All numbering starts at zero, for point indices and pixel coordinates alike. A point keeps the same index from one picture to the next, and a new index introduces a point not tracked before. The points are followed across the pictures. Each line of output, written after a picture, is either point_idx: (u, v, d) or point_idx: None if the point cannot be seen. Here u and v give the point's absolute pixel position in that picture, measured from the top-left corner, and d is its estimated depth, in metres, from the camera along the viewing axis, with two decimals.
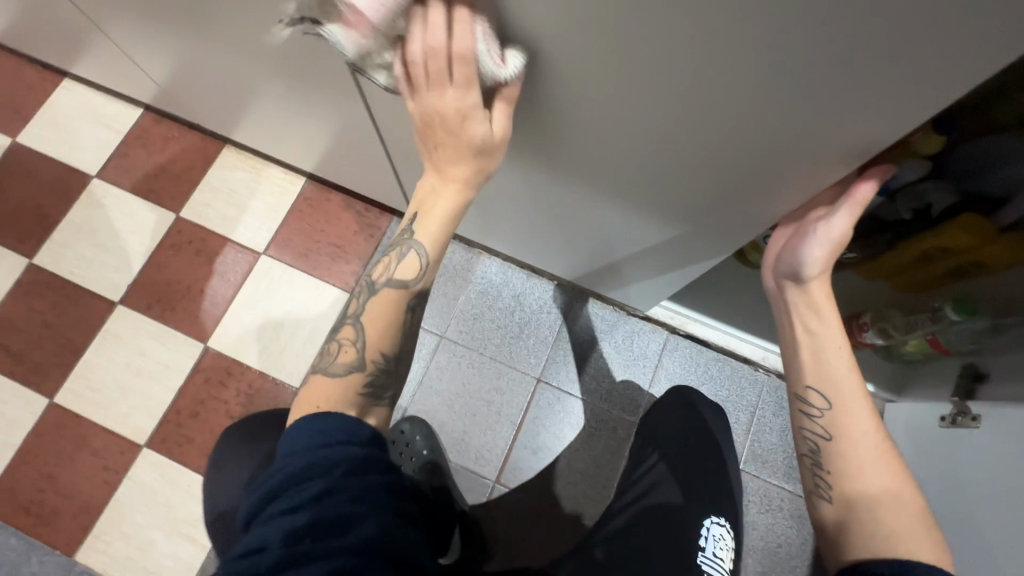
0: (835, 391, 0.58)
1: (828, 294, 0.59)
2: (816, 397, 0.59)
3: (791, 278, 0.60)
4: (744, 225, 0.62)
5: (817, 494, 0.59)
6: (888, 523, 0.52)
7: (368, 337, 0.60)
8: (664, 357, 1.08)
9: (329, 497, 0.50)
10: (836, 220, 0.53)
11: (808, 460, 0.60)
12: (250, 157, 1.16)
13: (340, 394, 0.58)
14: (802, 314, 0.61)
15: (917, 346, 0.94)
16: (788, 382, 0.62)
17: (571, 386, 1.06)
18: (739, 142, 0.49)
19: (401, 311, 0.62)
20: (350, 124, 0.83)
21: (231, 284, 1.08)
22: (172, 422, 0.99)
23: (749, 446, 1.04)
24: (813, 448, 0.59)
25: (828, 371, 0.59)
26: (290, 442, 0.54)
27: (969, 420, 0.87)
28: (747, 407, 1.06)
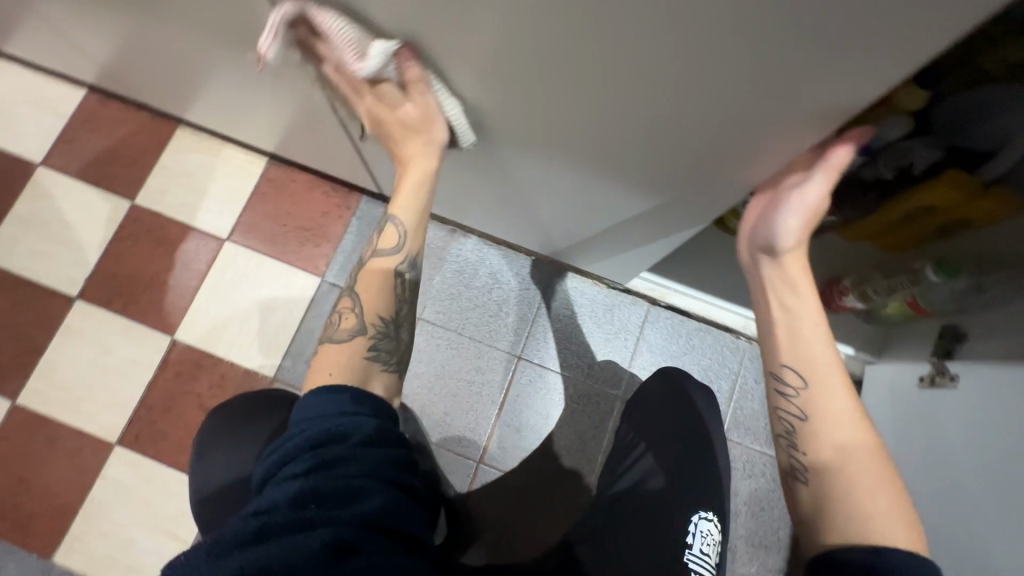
0: (812, 367, 0.53)
1: (804, 266, 0.56)
2: (790, 374, 0.54)
3: (767, 250, 0.56)
4: (721, 192, 0.57)
5: (790, 480, 0.53)
6: (864, 506, 0.48)
7: (364, 301, 0.63)
8: (646, 329, 1.04)
9: (343, 462, 0.50)
10: (812, 187, 0.49)
11: (783, 441, 0.54)
12: (206, 136, 1.09)
13: (348, 357, 0.60)
14: (777, 289, 0.57)
15: (897, 308, 0.87)
16: (763, 360, 0.56)
17: (552, 362, 1.02)
18: (707, 90, 0.42)
19: (390, 280, 0.65)
20: (298, 95, 0.76)
21: (195, 273, 1.03)
22: (144, 418, 0.96)
23: (731, 413, 1.01)
24: (788, 429, 0.53)
25: (803, 345, 0.54)
26: (308, 409, 0.55)
27: (947, 379, 0.80)
28: (730, 376, 1.02)
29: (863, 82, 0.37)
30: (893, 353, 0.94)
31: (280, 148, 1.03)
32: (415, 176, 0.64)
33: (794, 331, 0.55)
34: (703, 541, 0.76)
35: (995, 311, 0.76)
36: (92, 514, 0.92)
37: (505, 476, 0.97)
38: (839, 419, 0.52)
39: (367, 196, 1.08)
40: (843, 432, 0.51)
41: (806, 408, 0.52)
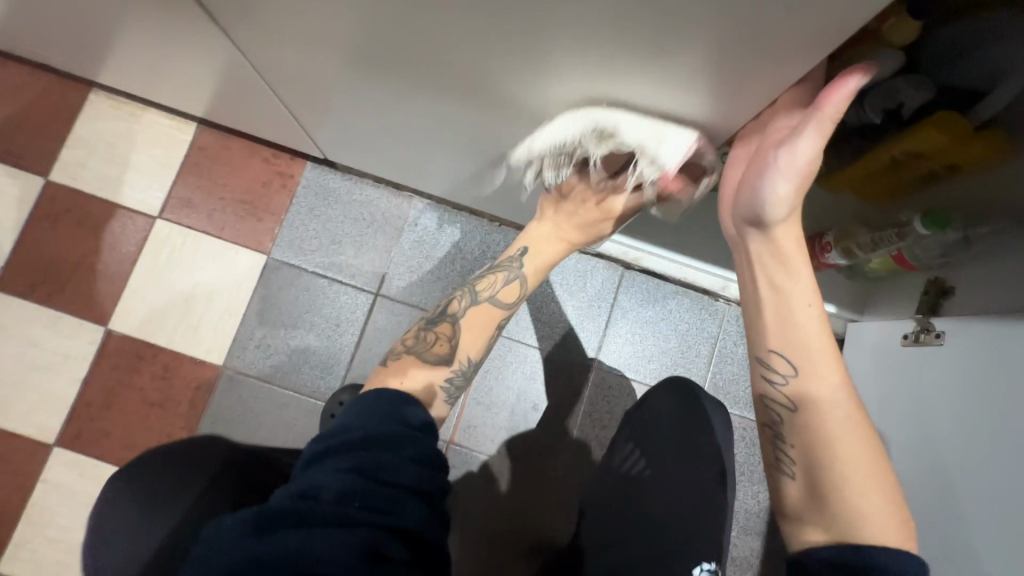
0: (802, 356, 0.49)
1: (796, 237, 0.48)
2: (780, 362, 0.50)
3: (754, 222, 0.49)
4: (690, 146, 0.50)
5: (774, 469, 0.52)
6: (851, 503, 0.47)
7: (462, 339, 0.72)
8: (620, 294, 0.98)
9: (392, 464, 0.53)
10: (800, 145, 0.41)
11: (768, 431, 0.52)
12: (123, 100, 0.96)
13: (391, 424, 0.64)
14: (767, 266, 0.50)
15: (882, 263, 0.82)
16: (749, 345, 0.52)
17: (523, 334, 0.96)
18: (665, 20, 0.34)
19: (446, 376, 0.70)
20: (206, 48, 0.65)
21: (125, 256, 0.93)
22: (83, 416, 0.89)
23: (710, 378, 0.98)
24: (775, 419, 0.51)
25: (797, 328, 0.50)
26: (369, 404, 0.58)
27: (933, 336, 0.76)
28: (709, 340, 0.98)
29: (855, 4, 0.29)
30: (876, 310, 0.90)
31: (208, 111, 0.92)
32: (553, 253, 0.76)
33: (783, 311, 0.50)
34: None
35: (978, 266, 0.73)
36: (36, 520, 0.86)
37: (478, 455, 0.93)
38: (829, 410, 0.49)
39: (313, 162, 0.98)
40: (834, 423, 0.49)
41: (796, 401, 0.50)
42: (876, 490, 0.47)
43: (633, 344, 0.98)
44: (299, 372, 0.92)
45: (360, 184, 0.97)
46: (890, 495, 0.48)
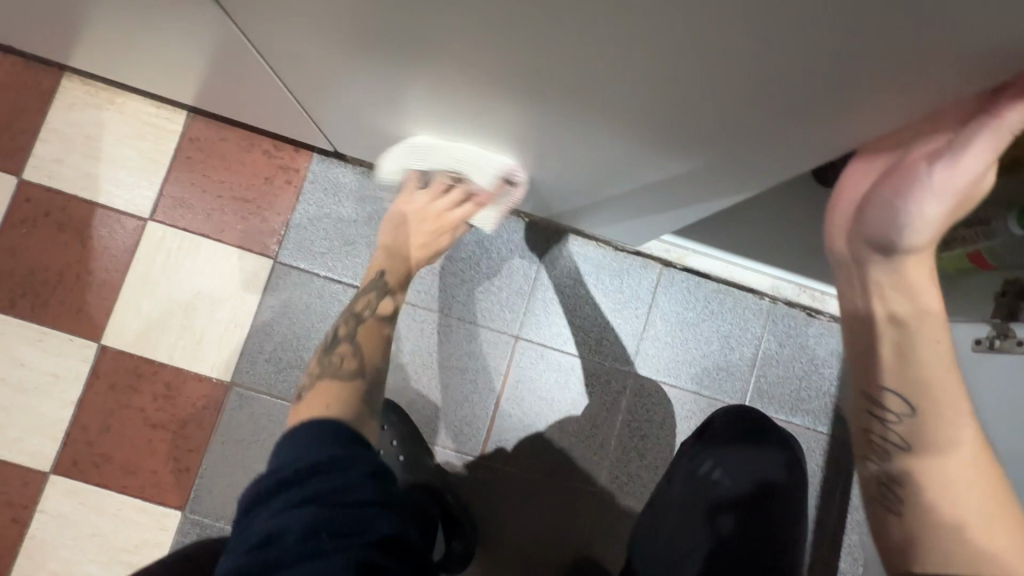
0: (925, 394, 0.42)
1: (928, 269, 0.40)
2: (893, 400, 0.43)
3: (879, 249, 0.40)
4: (799, 147, 0.41)
5: (879, 510, 0.45)
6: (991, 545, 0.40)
7: (367, 349, 0.67)
8: (659, 295, 0.91)
9: (336, 488, 0.49)
10: (965, 159, 0.33)
11: (870, 468, 0.45)
12: (100, 85, 0.85)
13: (336, 394, 0.61)
14: (888, 298, 0.41)
15: (953, 261, 0.74)
16: (856, 379, 0.45)
17: (555, 340, 0.89)
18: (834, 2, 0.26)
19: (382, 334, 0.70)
20: (199, 29, 0.55)
21: (115, 263, 0.84)
22: (79, 441, 0.81)
23: (754, 382, 0.91)
24: (883, 457, 0.44)
25: (917, 365, 0.42)
26: (293, 440, 0.53)
27: (1012, 344, 0.69)
28: (753, 341, 0.92)
29: None
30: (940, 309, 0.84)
31: (199, 99, 0.81)
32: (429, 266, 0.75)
33: (905, 348, 0.42)
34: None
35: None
36: (36, 554, 0.79)
37: (510, 470, 0.87)
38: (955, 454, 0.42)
39: (320, 154, 0.88)
40: (958, 466, 0.42)
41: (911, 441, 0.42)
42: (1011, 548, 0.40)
43: (673, 347, 0.91)
44: None
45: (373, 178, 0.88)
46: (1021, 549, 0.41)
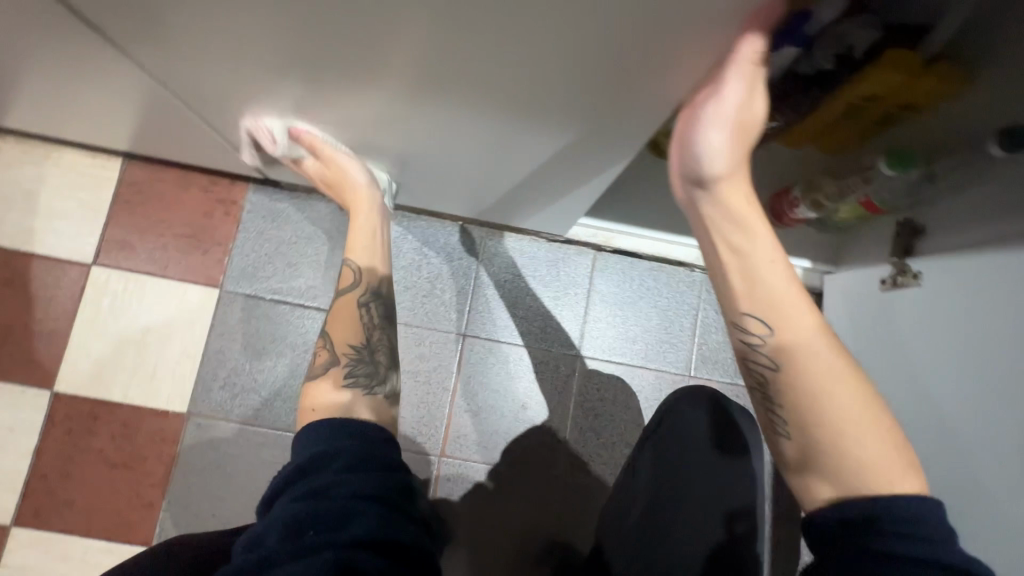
0: (778, 314, 0.47)
1: (744, 192, 0.49)
2: (752, 323, 0.48)
3: (699, 179, 0.50)
4: (643, 112, 0.46)
5: (771, 431, 0.50)
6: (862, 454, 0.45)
7: (334, 333, 0.65)
8: (595, 279, 0.95)
9: (327, 486, 0.47)
10: (727, 94, 0.42)
11: (757, 394, 0.50)
12: (34, 142, 0.88)
13: (328, 389, 0.61)
14: (723, 225, 0.50)
15: (850, 212, 0.81)
16: (722, 308, 0.51)
17: (501, 334, 0.93)
18: None
19: (357, 309, 0.67)
20: (109, 73, 0.59)
21: (62, 310, 0.86)
22: (40, 490, 0.82)
23: (697, 351, 0.96)
24: (761, 381, 0.49)
25: (765, 289, 0.48)
26: (302, 443, 0.53)
27: (910, 278, 0.75)
28: (690, 313, 0.96)
29: None
30: (852, 259, 0.90)
31: (131, 144, 0.85)
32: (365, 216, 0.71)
33: (746, 274, 0.48)
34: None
35: (949, 200, 0.72)
36: None
37: (472, 466, 0.89)
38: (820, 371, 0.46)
39: (255, 184, 0.91)
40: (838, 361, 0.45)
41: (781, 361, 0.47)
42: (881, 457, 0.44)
43: (615, 327, 0.95)
44: (272, 407, 0.87)
45: (309, 200, 0.92)
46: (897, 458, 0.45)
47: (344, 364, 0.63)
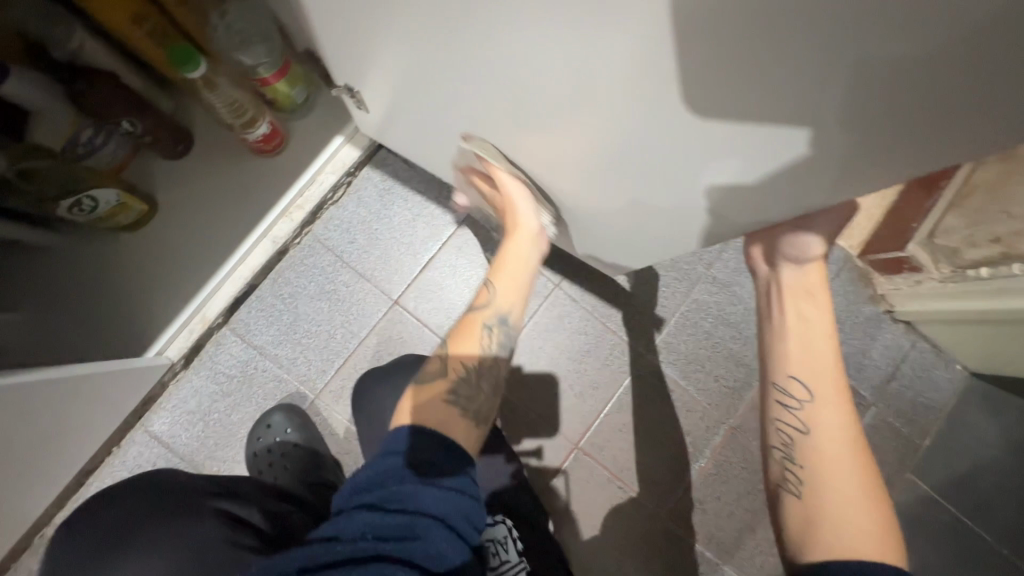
0: (859, 453, 0.50)
1: (841, 400, 0.52)
2: (796, 386, 0.52)
3: (791, 259, 0.51)
4: None
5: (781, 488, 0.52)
6: (836, 477, 0.49)
7: (451, 346, 0.60)
8: (249, 339, 0.88)
9: (419, 497, 0.45)
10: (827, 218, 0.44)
11: (778, 454, 0.53)
12: None
13: (434, 399, 0.55)
14: (794, 296, 0.53)
15: (280, 92, 0.74)
16: (768, 370, 0.55)
17: (225, 459, 0.86)
18: None
19: (482, 330, 0.61)
20: None
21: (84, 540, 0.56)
22: None
23: (375, 285, 0.92)
24: (787, 442, 0.52)
25: (859, 438, 0.51)
26: (402, 435, 0.50)
27: (353, 93, 0.71)
28: (339, 264, 0.91)
29: None
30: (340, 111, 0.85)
31: None
32: (518, 247, 0.63)
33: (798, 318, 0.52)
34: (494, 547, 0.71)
35: (261, 16, 0.67)
36: None
37: None
38: (821, 474, 0.49)
39: None
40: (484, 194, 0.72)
41: (789, 376, 0.52)
42: (892, 555, 0.45)
43: (323, 340, 0.90)
44: None
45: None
46: (844, 404, 0.52)
47: (457, 380, 0.57)
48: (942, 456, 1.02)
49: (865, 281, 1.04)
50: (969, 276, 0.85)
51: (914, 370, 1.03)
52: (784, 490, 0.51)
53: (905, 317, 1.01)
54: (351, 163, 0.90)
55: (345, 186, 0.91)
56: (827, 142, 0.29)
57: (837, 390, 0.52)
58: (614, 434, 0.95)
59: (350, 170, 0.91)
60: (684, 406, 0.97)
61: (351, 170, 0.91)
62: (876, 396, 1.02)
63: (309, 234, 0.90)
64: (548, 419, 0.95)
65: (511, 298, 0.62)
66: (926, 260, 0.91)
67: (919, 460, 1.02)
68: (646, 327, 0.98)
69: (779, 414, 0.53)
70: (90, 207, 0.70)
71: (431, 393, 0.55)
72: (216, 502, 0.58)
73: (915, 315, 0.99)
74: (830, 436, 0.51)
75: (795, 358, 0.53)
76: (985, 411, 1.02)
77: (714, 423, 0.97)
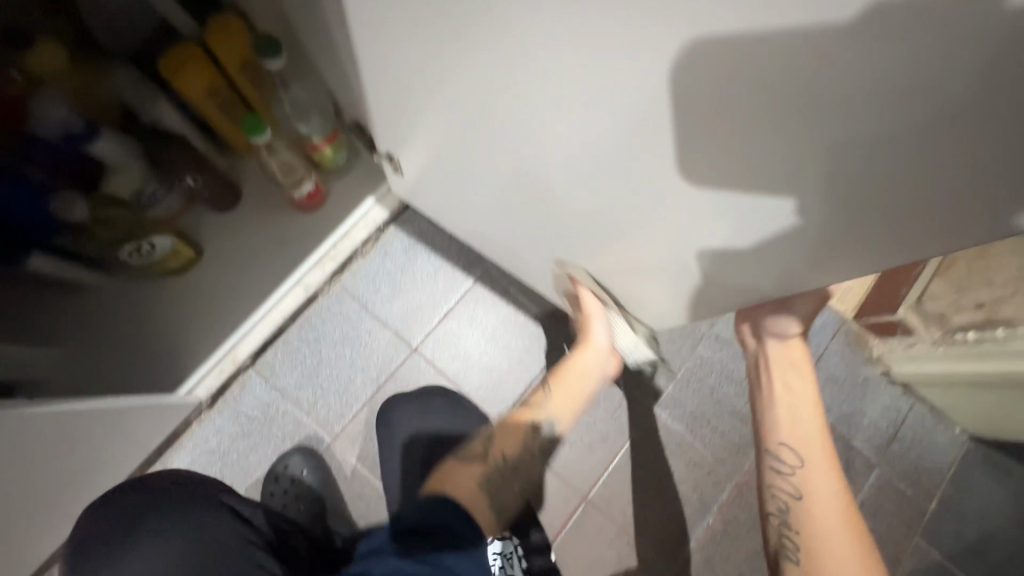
0: (855, 527, 0.51)
1: (832, 470, 0.54)
2: (787, 452, 0.55)
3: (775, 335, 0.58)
4: None
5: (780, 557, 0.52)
6: (832, 546, 0.49)
7: (504, 440, 0.76)
8: (273, 382, 0.92)
9: (441, 537, 0.55)
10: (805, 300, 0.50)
11: (775, 521, 0.54)
12: None
13: (480, 477, 0.70)
14: (781, 368, 0.59)
15: (326, 156, 0.83)
16: (761, 437, 0.58)
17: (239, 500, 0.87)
18: None
19: (522, 432, 0.78)
20: None
21: (108, 524, 0.57)
22: None
23: (396, 333, 0.97)
24: (781, 508, 0.53)
25: (853, 512, 0.52)
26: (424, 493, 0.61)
27: (393, 160, 0.80)
28: (363, 312, 0.97)
29: None
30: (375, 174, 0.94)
31: None
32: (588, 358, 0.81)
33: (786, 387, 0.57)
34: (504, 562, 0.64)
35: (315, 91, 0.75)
36: None
37: None
38: (816, 543, 0.50)
39: None
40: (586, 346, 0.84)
41: (780, 441, 0.56)
42: None
43: (342, 384, 0.94)
44: None
45: None
46: (834, 472, 0.54)
47: (488, 467, 0.72)
48: (951, 522, 1.02)
49: (861, 343, 1.08)
50: (958, 340, 0.90)
51: (915, 432, 1.05)
52: (783, 557, 0.51)
53: (902, 379, 1.05)
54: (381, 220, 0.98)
55: (374, 241, 0.98)
56: (810, 210, 0.33)
57: (828, 460, 0.54)
58: (622, 487, 0.96)
59: (378, 227, 0.98)
60: (691, 461, 0.99)
61: (380, 227, 0.99)
62: (878, 456, 1.04)
63: (337, 283, 0.97)
64: (557, 470, 0.96)
65: (564, 412, 0.80)
66: (918, 323, 0.96)
67: (928, 524, 1.02)
68: (653, 382, 1.02)
69: (774, 480, 0.55)
70: (148, 251, 0.77)
71: (470, 472, 0.69)
72: (223, 497, 0.63)
73: (912, 377, 1.03)
74: (823, 504, 0.52)
75: (786, 426, 0.57)
76: (990, 476, 1.04)
77: (721, 480, 0.98)
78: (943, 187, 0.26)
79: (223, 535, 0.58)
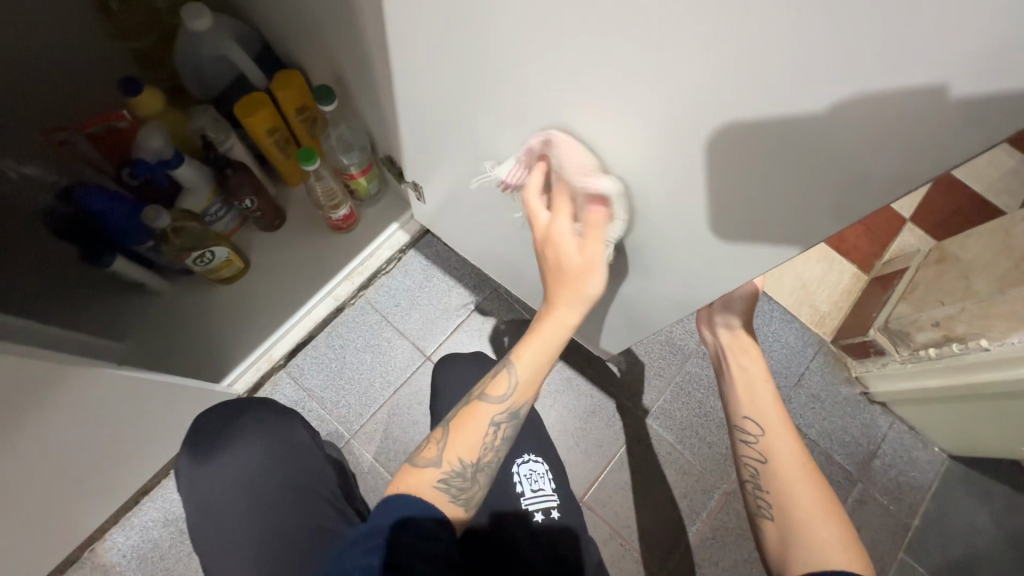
0: (814, 475, 0.62)
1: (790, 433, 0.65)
2: (750, 424, 0.67)
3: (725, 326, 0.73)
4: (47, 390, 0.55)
5: (758, 512, 0.62)
6: (799, 495, 0.60)
7: (453, 444, 0.55)
8: (301, 382, 1.03)
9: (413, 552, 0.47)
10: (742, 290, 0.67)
11: (750, 484, 0.64)
12: None
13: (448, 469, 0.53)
14: (734, 353, 0.73)
15: (361, 184, 0.98)
16: (729, 415, 0.70)
17: None
18: None
19: (485, 422, 0.56)
20: None
21: (214, 422, 0.80)
22: None
23: (411, 343, 1.08)
24: (754, 471, 0.65)
25: (812, 464, 0.63)
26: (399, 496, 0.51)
27: (417, 188, 0.94)
28: (383, 324, 1.09)
29: None
30: (399, 203, 1.09)
31: None
32: (553, 328, 0.54)
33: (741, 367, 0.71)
34: (529, 480, 0.77)
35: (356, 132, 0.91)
36: None
37: None
38: (784, 496, 0.60)
39: None
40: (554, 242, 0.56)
41: (743, 416, 0.68)
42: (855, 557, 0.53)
43: (363, 387, 1.04)
44: None
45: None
46: (791, 436, 0.65)
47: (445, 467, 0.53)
48: (934, 539, 1.06)
49: (841, 365, 1.17)
50: (924, 356, 0.98)
51: (895, 450, 1.12)
52: (760, 516, 0.62)
53: (880, 399, 1.12)
54: (403, 243, 1.12)
55: (396, 261, 1.12)
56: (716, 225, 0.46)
57: (785, 426, 0.65)
58: (615, 491, 1.03)
59: (400, 250, 1.12)
60: (680, 469, 1.06)
61: (402, 250, 1.12)
62: (861, 472, 1.10)
63: (362, 297, 1.10)
64: None
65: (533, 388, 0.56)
66: (886, 343, 1.06)
67: (912, 541, 1.06)
68: (646, 395, 1.10)
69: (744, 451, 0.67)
70: (208, 259, 0.90)
71: (423, 480, 0.52)
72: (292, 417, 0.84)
73: (888, 396, 1.10)
74: (786, 463, 0.63)
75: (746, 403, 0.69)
76: (970, 495, 1.08)
77: (709, 488, 1.04)
78: (835, 212, 0.34)
79: (296, 434, 0.82)
